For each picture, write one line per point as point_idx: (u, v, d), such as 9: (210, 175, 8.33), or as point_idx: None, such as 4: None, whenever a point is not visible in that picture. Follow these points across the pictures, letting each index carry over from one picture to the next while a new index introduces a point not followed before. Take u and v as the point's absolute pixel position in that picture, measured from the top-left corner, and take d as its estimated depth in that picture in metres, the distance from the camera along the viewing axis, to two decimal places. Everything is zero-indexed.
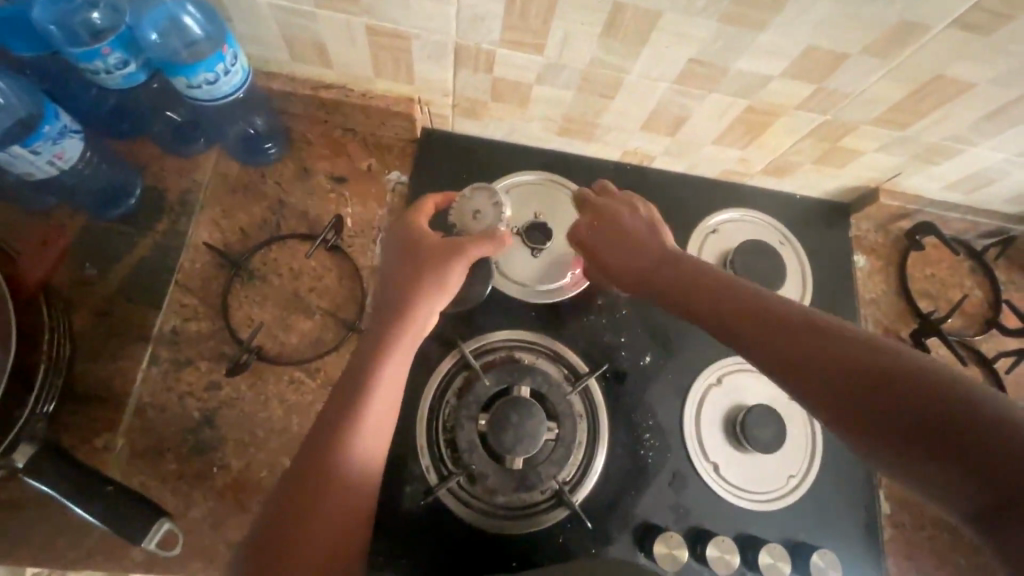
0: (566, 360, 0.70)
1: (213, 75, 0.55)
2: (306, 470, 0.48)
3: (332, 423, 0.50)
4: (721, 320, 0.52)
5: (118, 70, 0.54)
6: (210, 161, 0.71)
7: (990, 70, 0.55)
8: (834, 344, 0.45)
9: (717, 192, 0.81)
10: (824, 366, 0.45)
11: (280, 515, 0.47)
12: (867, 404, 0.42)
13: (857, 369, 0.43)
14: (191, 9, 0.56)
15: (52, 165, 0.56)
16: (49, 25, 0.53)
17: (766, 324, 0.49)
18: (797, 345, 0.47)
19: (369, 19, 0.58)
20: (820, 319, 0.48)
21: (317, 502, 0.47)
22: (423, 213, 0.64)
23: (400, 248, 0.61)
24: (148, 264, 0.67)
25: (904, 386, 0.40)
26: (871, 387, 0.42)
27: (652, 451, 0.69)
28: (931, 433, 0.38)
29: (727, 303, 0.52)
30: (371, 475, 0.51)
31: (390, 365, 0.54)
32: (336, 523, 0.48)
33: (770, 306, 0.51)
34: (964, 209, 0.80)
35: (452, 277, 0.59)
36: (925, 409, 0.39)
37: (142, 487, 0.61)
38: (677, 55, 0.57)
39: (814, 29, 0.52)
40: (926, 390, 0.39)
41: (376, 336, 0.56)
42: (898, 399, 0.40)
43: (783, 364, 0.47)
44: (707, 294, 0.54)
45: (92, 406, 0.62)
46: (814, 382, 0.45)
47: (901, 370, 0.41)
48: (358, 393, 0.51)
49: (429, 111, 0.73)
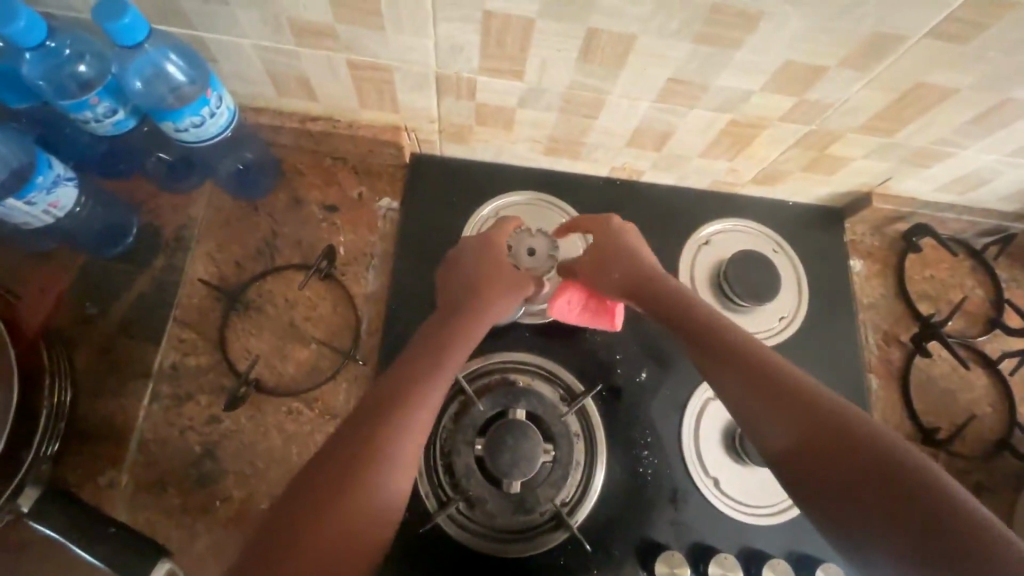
0: (561, 379, 0.70)
1: (199, 118, 0.57)
2: (340, 457, 0.48)
3: (373, 419, 0.50)
4: (710, 368, 0.57)
5: (107, 118, 0.57)
6: (204, 197, 0.72)
7: (972, 75, 0.55)
8: (809, 407, 0.49)
9: (709, 203, 0.81)
10: (797, 428, 0.49)
11: (297, 504, 0.46)
12: (830, 473, 0.45)
13: (849, 453, 0.45)
14: (173, 57, 0.57)
15: (48, 214, 0.58)
16: (37, 81, 0.54)
17: (748, 374, 0.53)
18: (778, 402, 0.51)
19: (350, 54, 0.59)
20: (804, 381, 0.51)
21: (341, 494, 0.46)
22: (505, 238, 0.67)
23: (480, 265, 0.64)
24: (147, 300, 0.68)
25: (872, 462, 0.44)
26: (838, 456, 0.45)
27: (652, 468, 0.68)
28: (885, 508, 0.42)
29: (736, 360, 0.55)
30: (379, 513, 0.47)
31: (428, 400, 0.53)
32: (352, 526, 0.45)
33: (759, 359, 0.54)
34: (960, 209, 0.79)
35: (513, 304, 0.64)
36: (910, 504, 0.41)
37: (147, 523, 0.62)
38: (655, 74, 0.58)
39: (790, 44, 0.52)
40: (890, 470, 0.43)
41: (424, 348, 0.57)
42: (864, 475, 0.44)
43: (760, 418, 0.52)
44: (720, 349, 0.56)
45: (95, 444, 0.63)
46: (788, 443, 0.49)
47: (874, 448, 0.44)
48: (407, 395, 0.52)
49: (417, 136, 0.74)
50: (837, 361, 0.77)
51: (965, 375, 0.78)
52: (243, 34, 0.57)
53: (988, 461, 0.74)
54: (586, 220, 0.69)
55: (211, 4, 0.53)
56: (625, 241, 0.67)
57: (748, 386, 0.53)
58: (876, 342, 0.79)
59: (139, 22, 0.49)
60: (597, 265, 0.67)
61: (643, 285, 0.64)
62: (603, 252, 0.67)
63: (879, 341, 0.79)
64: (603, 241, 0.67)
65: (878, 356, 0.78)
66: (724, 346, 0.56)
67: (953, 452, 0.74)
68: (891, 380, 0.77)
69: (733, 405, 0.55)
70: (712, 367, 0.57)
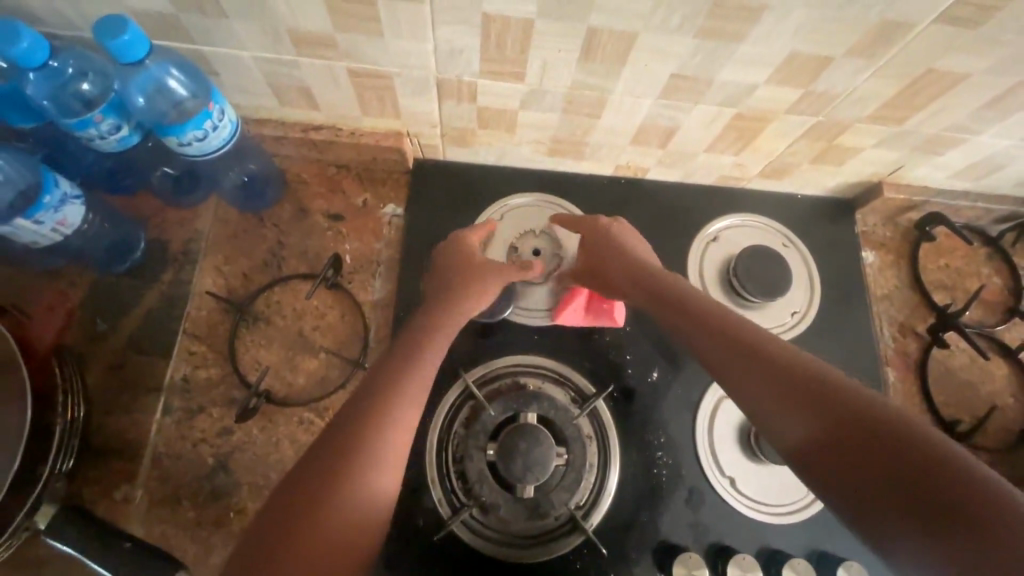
0: (572, 382, 0.69)
1: (202, 131, 0.57)
2: (320, 457, 0.47)
3: (352, 422, 0.49)
4: (712, 356, 0.54)
5: (111, 135, 0.58)
6: (209, 210, 0.72)
7: (985, 59, 0.53)
8: (814, 393, 0.45)
9: (716, 199, 0.80)
10: (804, 418, 0.45)
11: (278, 516, 0.44)
12: (837, 462, 0.42)
13: (855, 438, 0.41)
14: (175, 72, 0.58)
15: (56, 231, 0.59)
16: (42, 100, 0.55)
17: (753, 363, 0.50)
18: (782, 393, 0.47)
19: (351, 62, 0.59)
20: (812, 366, 0.47)
21: (320, 503, 0.44)
22: (474, 237, 0.68)
23: (451, 256, 0.66)
24: (156, 314, 0.68)
25: (881, 443, 0.40)
26: (844, 441, 0.42)
27: (666, 468, 0.68)
28: (898, 494, 0.38)
29: (738, 348, 0.51)
30: (364, 513, 0.45)
31: (405, 395, 0.51)
32: (333, 535, 0.44)
33: (762, 348, 0.51)
34: (975, 196, 0.77)
35: (492, 292, 0.65)
36: (923, 491, 0.37)
37: (163, 537, 0.62)
38: (658, 71, 0.57)
39: (796, 35, 0.51)
40: (905, 454, 0.39)
41: (406, 347, 0.56)
42: (878, 463, 0.40)
43: (766, 410, 0.48)
44: (723, 338, 0.53)
45: (109, 460, 0.63)
46: (796, 432, 0.45)
47: (881, 430, 0.40)
48: (385, 393, 0.51)
49: (419, 142, 0.74)
50: (852, 355, 0.76)
51: (985, 366, 0.76)
52: (243, 46, 0.57)
53: (1011, 452, 0.73)
54: (584, 224, 0.69)
55: (210, 17, 0.53)
56: (603, 241, 0.67)
57: (752, 376, 0.49)
58: (892, 334, 0.77)
59: (139, 39, 0.50)
60: (588, 267, 0.68)
61: (641, 276, 0.62)
62: (598, 257, 0.67)
63: (895, 333, 0.77)
64: (598, 241, 0.67)
65: (895, 349, 0.77)
66: (726, 335, 0.53)
67: (975, 444, 0.73)
68: (909, 372, 0.76)
69: (738, 398, 0.51)
70: (715, 360, 0.53)
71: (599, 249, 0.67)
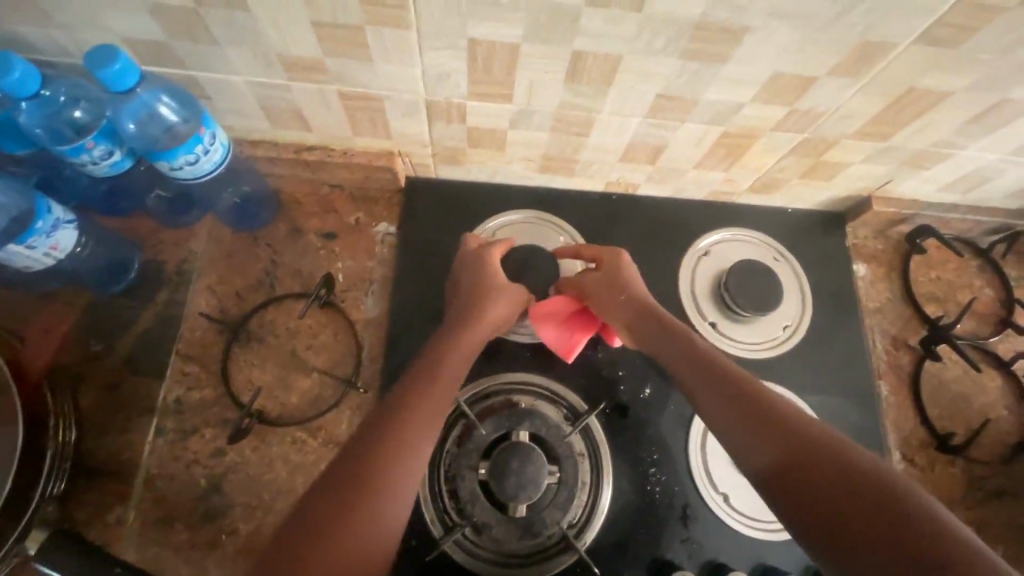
0: (564, 399, 0.69)
1: (193, 155, 0.58)
2: (336, 483, 0.46)
3: (369, 447, 0.49)
4: (691, 381, 0.55)
5: (104, 160, 0.58)
6: (203, 231, 0.73)
7: (965, 78, 0.54)
8: (791, 430, 0.48)
9: (707, 214, 0.81)
10: (778, 450, 0.47)
11: (283, 548, 0.43)
12: (812, 492, 0.44)
13: (830, 474, 0.44)
14: (165, 98, 0.59)
15: (49, 255, 0.59)
16: (35, 129, 0.56)
17: (734, 395, 0.52)
18: (759, 426, 0.49)
19: (341, 85, 0.59)
20: (789, 408, 0.50)
21: (335, 530, 0.44)
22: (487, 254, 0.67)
23: (469, 282, 0.65)
24: (149, 336, 0.69)
25: (853, 481, 0.43)
26: (817, 475, 0.44)
27: (660, 485, 0.67)
28: (868, 527, 0.40)
29: (716, 379, 0.54)
30: (379, 541, 0.45)
31: (423, 421, 0.51)
32: (345, 565, 0.42)
33: (739, 381, 0.53)
34: (963, 209, 0.78)
35: (502, 315, 0.64)
36: (892, 526, 0.39)
37: (154, 560, 0.62)
38: (644, 91, 0.58)
39: (779, 55, 0.52)
40: (882, 496, 0.41)
41: (423, 370, 0.56)
42: (849, 500, 0.42)
43: (740, 440, 0.50)
44: (704, 367, 0.55)
45: (102, 482, 0.63)
46: (769, 462, 0.47)
47: (853, 470, 0.43)
48: (405, 418, 0.51)
49: (411, 161, 0.74)
50: (845, 368, 0.76)
51: (979, 378, 0.76)
52: (234, 71, 0.58)
53: (1006, 465, 0.73)
54: (598, 249, 0.68)
55: (202, 44, 0.54)
56: (611, 268, 0.66)
57: (729, 405, 0.52)
58: (884, 347, 0.77)
59: (129, 67, 0.50)
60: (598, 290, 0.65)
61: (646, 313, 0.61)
62: (603, 283, 0.65)
63: (887, 346, 0.77)
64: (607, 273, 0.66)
65: (888, 361, 0.77)
66: (703, 367, 0.55)
67: (970, 457, 0.73)
68: (902, 385, 0.76)
69: (712, 425, 0.53)
70: (694, 387, 0.55)
71: (605, 279, 0.65)
